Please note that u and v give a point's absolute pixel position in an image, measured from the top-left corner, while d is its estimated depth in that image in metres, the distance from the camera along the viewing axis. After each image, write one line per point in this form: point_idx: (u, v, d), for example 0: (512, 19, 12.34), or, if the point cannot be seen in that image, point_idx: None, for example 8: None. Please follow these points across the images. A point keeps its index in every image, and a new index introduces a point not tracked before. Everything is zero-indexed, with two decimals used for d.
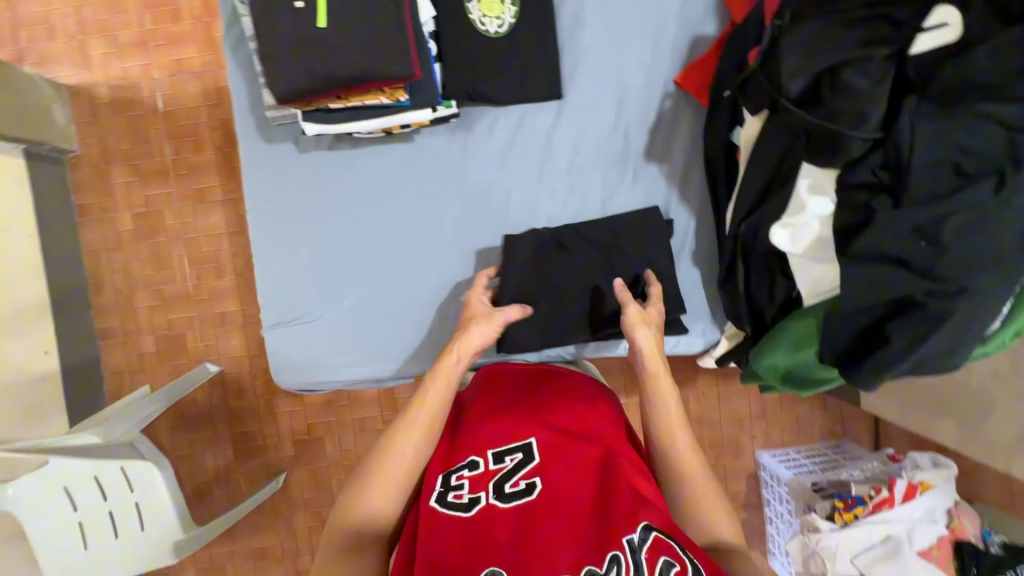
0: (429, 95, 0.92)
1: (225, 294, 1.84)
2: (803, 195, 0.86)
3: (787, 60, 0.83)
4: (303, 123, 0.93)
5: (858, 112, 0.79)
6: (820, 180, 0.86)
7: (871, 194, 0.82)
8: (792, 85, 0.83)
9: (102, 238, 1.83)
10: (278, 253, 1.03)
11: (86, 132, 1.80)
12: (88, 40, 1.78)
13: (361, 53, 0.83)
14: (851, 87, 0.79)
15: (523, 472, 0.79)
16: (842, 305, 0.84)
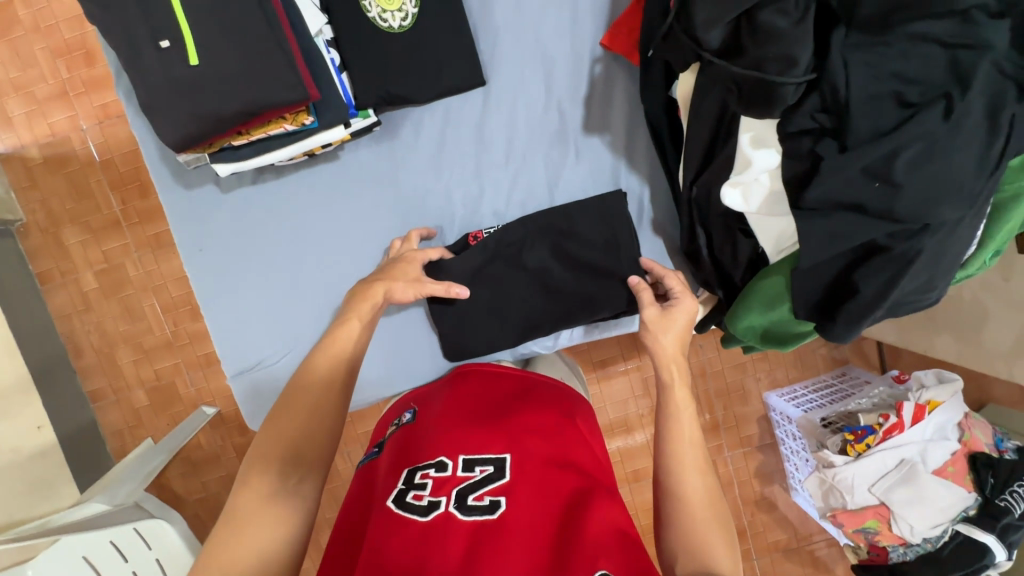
0: (337, 112, 0.87)
1: (205, 334, 1.81)
2: (746, 151, 0.81)
3: (701, 9, 0.75)
4: (215, 166, 0.90)
5: (785, 56, 0.70)
6: (762, 132, 0.81)
7: (815, 139, 0.76)
8: (711, 36, 0.75)
9: (69, 302, 1.79)
10: (224, 300, 0.99)
11: (27, 197, 1.74)
12: (5, 102, 1.70)
13: (249, 86, 0.80)
14: (772, 30, 0.70)
15: (490, 487, 0.73)
16: (802, 262, 0.79)
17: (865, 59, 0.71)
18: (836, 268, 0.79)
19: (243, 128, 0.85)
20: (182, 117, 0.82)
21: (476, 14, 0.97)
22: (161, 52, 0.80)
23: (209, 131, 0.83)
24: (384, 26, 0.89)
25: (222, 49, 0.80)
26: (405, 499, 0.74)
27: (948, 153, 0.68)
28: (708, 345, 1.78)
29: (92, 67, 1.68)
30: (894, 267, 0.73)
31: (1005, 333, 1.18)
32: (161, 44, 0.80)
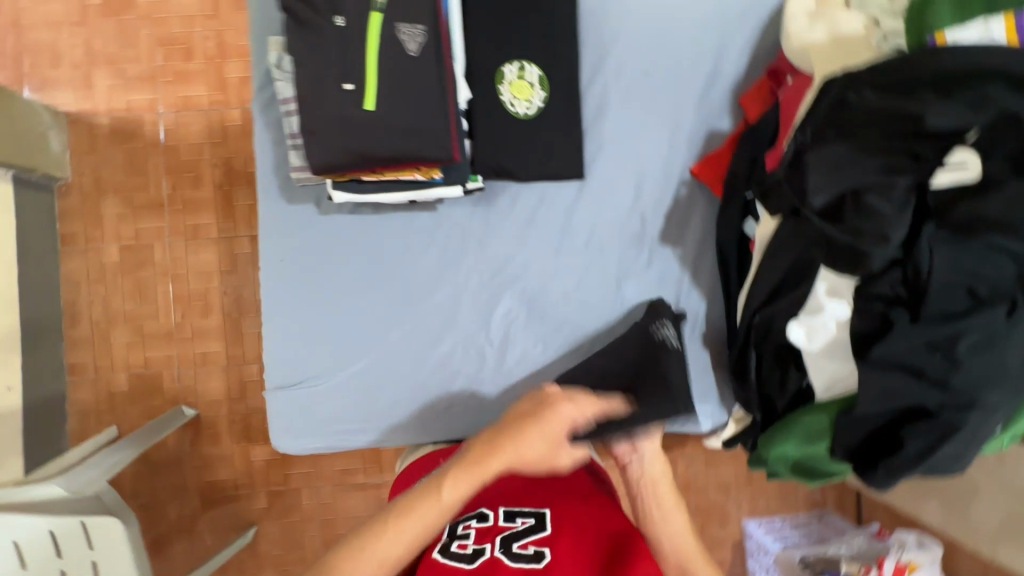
0: (463, 174, 0.89)
1: (211, 333, 1.78)
2: (820, 297, 0.83)
3: (812, 176, 0.76)
4: (334, 191, 0.88)
5: (880, 234, 0.72)
6: (837, 283, 0.82)
7: (888, 305, 0.77)
8: (816, 200, 0.76)
9: (84, 269, 1.76)
10: (291, 313, 0.95)
11: (81, 160, 1.76)
12: (94, 71, 1.77)
13: (409, 136, 0.78)
14: (873, 212, 0.72)
15: (532, 537, 0.86)
16: (859, 409, 0.81)
17: (951, 246, 0.71)
18: (878, 420, 0.80)
19: (379, 168, 0.82)
20: (335, 147, 0.79)
21: (591, 119, 1.00)
22: (344, 94, 0.78)
23: (346, 163, 0.80)
24: (511, 110, 0.95)
25: (395, 95, 0.79)
26: (451, 547, 0.86)
27: (1004, 346, 0.70)
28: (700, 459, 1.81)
29: (188, 62, 1.78)
30: (937, 435, 0.74)
31: (994, 514, 1.23)
32: (343, 86, 0.78)
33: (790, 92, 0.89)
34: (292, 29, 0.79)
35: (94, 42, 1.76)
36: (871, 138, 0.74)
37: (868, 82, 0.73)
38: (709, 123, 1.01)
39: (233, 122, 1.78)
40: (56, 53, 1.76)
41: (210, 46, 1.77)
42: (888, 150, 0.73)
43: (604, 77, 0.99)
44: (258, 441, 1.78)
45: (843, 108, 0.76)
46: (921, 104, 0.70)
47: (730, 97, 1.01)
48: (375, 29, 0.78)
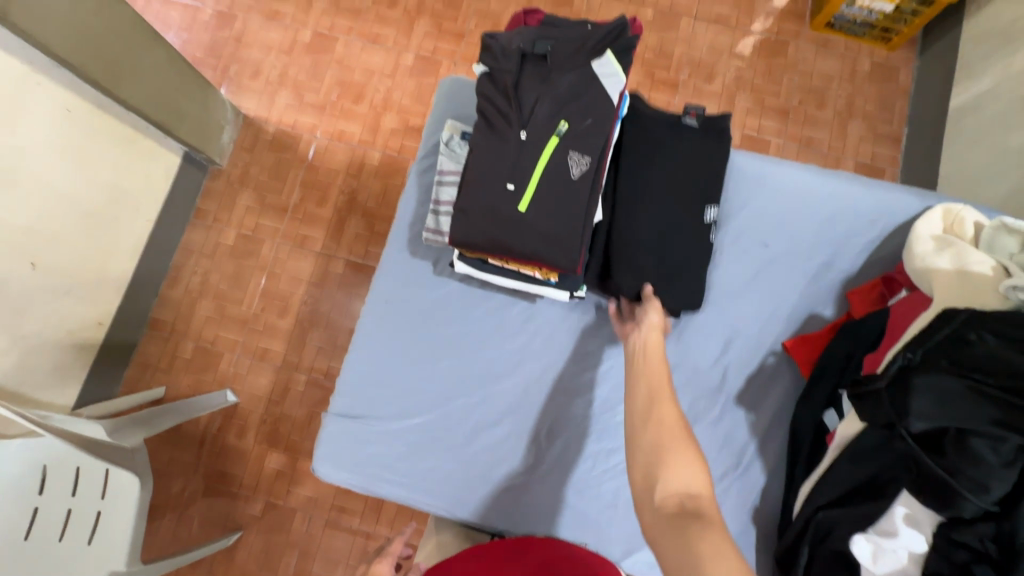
0: (574, 283, 0.96)
1: (278, 333, 1.89)
2: (895, 520, 0.78)
3: (918, 399, 0.75)
4: (458, 262, 0.97)
5: (980, 482, 0.71)
6: (918, 513, 0.78)
7: (974, 557, 0.72)
8: (915, 424, 0.75)
9: (200, 242, 1.96)
10: (376, 350, 1.02)
11: (238, 155, 2.03)
12: (280, 90, 2.08)
13: (543, 241, 0.85)
14: (976, 457, 0.71)
15: None
16: None
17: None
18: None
19: (504, 257, 0.89)
20: (478, 230, 0.86)
21: None
22: (503, 191, 0.86)
23: (487, 247, 0.87)
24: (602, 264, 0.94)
25: (544, 206, 0.86)
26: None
27: None
28: None
29: (355, 104, 2.05)
30: None
31: None
32: (506, 185, 0.86)
33: (900, 306, 0.91)
34: (479, 127, 0.90)
35: (289, 69, 2.09)
36: (981, 385, 0.74)
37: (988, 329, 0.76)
38: (813, 308, 1.03)
39: (371, 162, 2.01)
40: (257, 69, 2.09)
41: (377, 97, 2.05)
42: (1002, 402, 0.72)
43: (723, 236, 1.06)
44: (277, 448, 1.82)
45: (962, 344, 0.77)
46: None
47: (839, 289, 1.04)
48: (549, 148, 0.86)
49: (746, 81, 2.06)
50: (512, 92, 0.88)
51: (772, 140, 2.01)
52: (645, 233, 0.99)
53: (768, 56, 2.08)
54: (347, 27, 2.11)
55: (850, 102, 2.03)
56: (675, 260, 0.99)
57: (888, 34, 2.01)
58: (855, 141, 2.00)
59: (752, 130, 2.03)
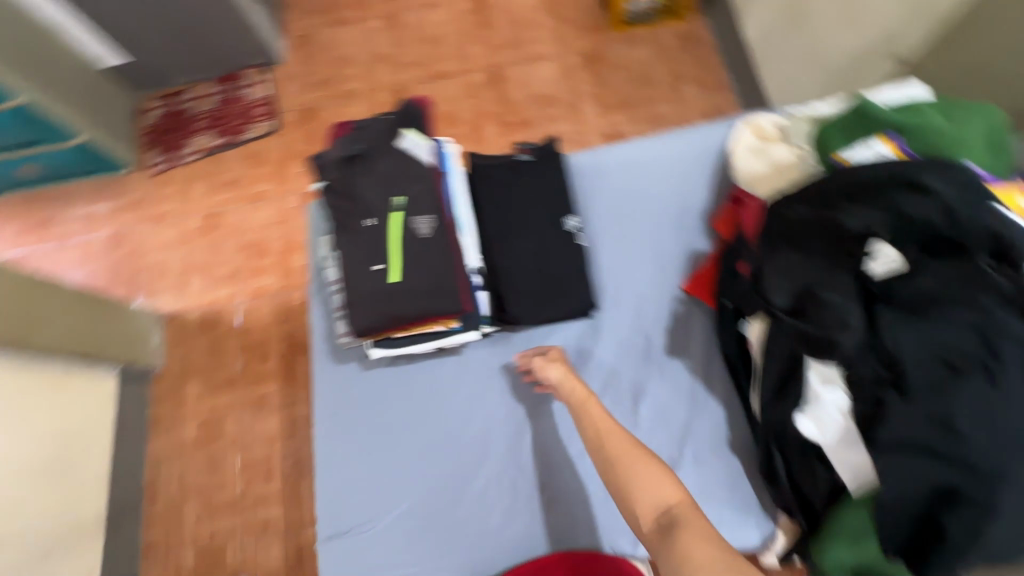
0: (476, 319, 1.03)
1: (272, 498, 1.86)
2: (816, 388, 0.89)
3: (773, 279, 0.92)
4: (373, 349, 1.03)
5: (842, 320, 0.85)
6: (828, 373, 0.89)
7: (880, 387, 0.83)
8: (779, 298, 0.91)
9: (165, 447, 1.95)
10: (339, 463, 1.05)
11: (173, 351, 2.07)
12: (189, 277, 2.17)
13: (426, 298, 0.94)
14: (829, 302, 0.87)
15: None
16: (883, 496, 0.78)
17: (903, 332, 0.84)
18: (918, 501, 0.77)
19: (408, 325, 0.97)
20: (371, 315, 0.94)
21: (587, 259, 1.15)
22: (372, 273, 0.95)
23: (380, 326, 0.95)
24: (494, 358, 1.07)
25: (414, 270, 0.95)
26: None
27: (1001, 413, 0.75)
28: None
29: (262, 259, 2.16)
30: (976, 515, 0.72)
31: None
32: (374, 267, 0.95)
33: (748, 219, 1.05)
34: (335, 231, 1.01)
35: (192, 256, 2.19)
36: (808, 246, 0.92)
37: (799, 206, 0.94)
38: (691, 251, 1.15)
39: (297, 302, 2.09)
40: (162, 269, 2.19)
41: (279, 244, 2.16)
42: (826, 255, 0.91)
43: (591, 226, 1.17)
44: None
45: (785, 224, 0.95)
46: (840, 214, 0.90)
47: (703, 225, 1.16)
48: (396, 222, 0.97)
49: (584, 93, 2.30)
50: (348, 191, 0.99)
51: (627, 129, 2.23)
52: (519, 253, 1.08)
53: (591, 67, 2.34)
54: (230, 198, 2.26)
55: (674, 73, 2.29)
56: (554, 264, 1.08)
57: (674, 9, 2.32)
58: (694, 100, 2.24)
59: (608, 129, 2.25)
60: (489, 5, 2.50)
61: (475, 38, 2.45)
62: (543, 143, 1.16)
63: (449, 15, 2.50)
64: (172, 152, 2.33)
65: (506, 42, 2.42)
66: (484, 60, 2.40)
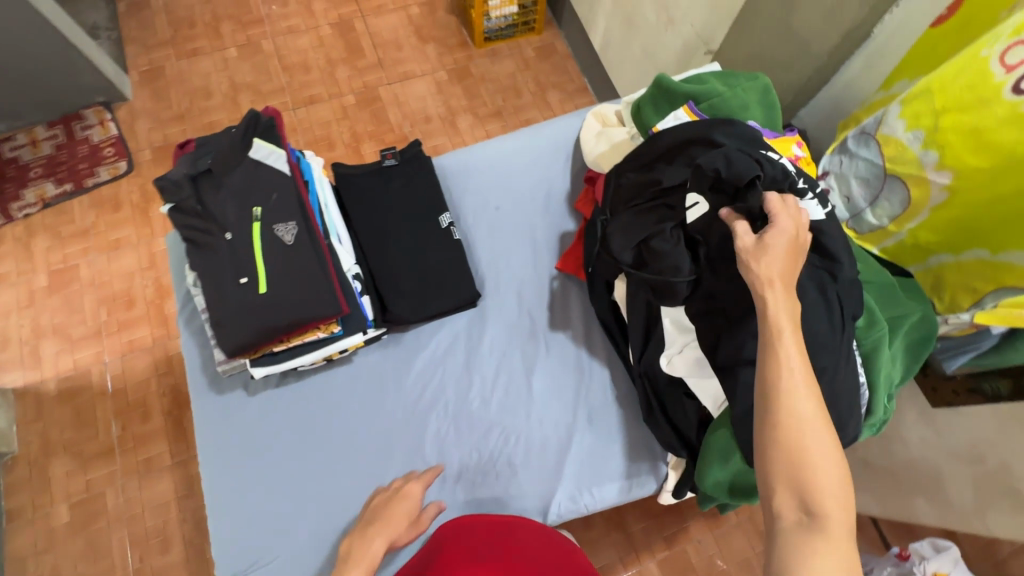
0: (359, 321, 1.02)
1: (174, 570, 1.67)
2: (670, 331, 1.01)
3: (615, 241, 1.03)
4: (251, 368, 0.98)
5: (673, 266, 0.96)
6: (677, 316, 1.01)
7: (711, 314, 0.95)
8: (624, 255, 1.03)
9: (30, 542, 1.68)
10: (231, 499, 0.99)
11: (29, 429, 1.80)
12: (41, 343, 1.91)
13: (298, 304, 0.92)
14: (664, 251, 0.97)
15: None
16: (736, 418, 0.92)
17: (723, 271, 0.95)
18: None
19: (285, 337, 0.96)
20: (242, 330, 0.92)
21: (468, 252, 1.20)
22: (240, 288, 0.93)
23: (255, 340, 0.93)
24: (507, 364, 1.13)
25: (281, 278, 0.93)
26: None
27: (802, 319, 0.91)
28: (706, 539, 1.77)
29: (130, 310, 1.96)
30: None
31: (961, 493, 1.21)
32: (240, 280, 0.93)
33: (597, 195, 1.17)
34: (193, 252, 0.97)
35: (41, 318, 1.94)
36: (639, 203, 1.05)
37: (629, 172, 1.07)
38: (560, 232, 1.23)
39: (177, 350, 1.92)
40: (4, 338, 1.91)
41: (149, 292, 1.98)
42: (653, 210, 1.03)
43: (464, 221, 1.22)
44: None
45: (621, 187, 1.08)
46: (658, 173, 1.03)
47: (568, 207, 1.26)
48: (257, 232, 0.95)
49: (457, 107, 2.39)
50: (204, 209, 0.96)
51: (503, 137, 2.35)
52: (396, 254, 1.11)
53: (461, 81, 2.44)
54: (83, 250, 2.03)
55: (538, 82, 2.45)
56: (432, 260, 1.12)
57: (530, 24, 2.49)
58: (559, 105, 2.41)
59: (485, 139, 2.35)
60: (353, 29, 2.51)
61: (342, 61, 2.44)
62: (406, 147, 1.19)
63: (311, 41, 2.47)
64: (3, 207, 2.06)
65: (374, 63, 2.45)
66: (354, 82, 2.41)
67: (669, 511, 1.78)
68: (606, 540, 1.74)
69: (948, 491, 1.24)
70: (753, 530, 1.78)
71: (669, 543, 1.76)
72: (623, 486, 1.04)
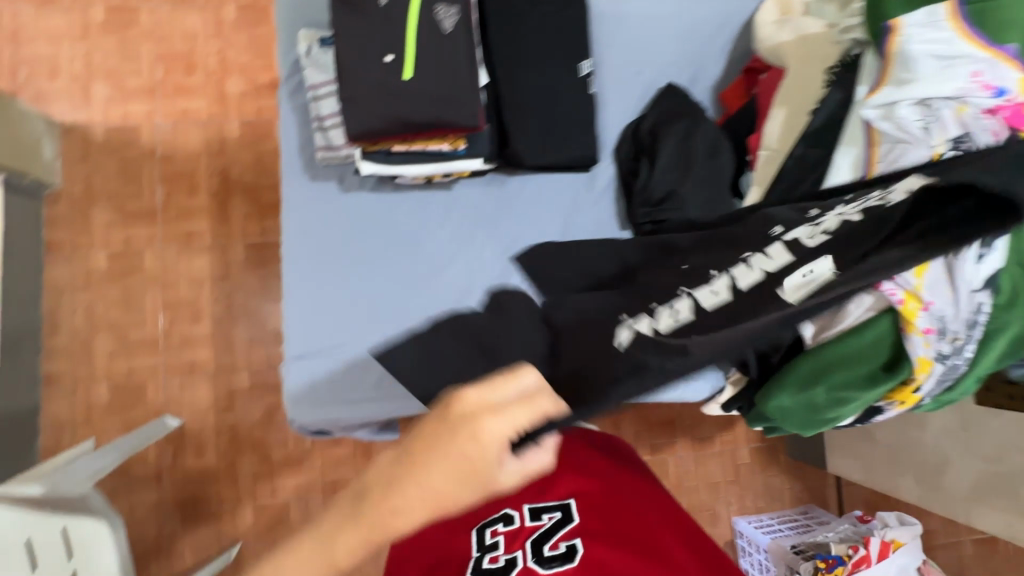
0: (482, 148, 1.04)
1: (200, 340, 1.75)
2: None
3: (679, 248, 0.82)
4: (361, 161, 1.02)
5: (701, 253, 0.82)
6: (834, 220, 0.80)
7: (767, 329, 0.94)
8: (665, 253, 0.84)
9: (68, 276, 1.72)
10: (308, 286, 1.05)
11: (73, 168, 1.76)
12: (93, 83, 1.79)
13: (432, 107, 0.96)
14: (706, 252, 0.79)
15: (562, 532, 0.93)
16: (828, 348, 0.85)
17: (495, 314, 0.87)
18: (880, 350, 0.82)
19: (410, 137, 1.00)
20: (369, 116, 0.96)
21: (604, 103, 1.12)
22: (384, 65, 0.96)
23: (383, 129, 0.97)
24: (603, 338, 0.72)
25: (430, 69, 0.96)
26: (482, 563, 0.91)
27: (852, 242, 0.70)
28: (688, 456, 1.89)
29: (188, 76, 1.83)
30: (895, 346, 0.81)
31: (960, 481, 1.30)
32: (386, 57, 0.96)
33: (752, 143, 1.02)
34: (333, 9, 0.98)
35: (94, 55, 1.80)
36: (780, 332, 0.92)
37: (686, 123, 1.03)
38: (667, 83, 1.12)
39: (232, 134, 1.82)
40: (54, 66, 1.78)
41: (211, 62, 1.83)
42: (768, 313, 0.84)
43: (604, 73, 1.14)
44: (245, 452, 1.73)
45: (680, 140, 1.02)
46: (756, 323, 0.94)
47: (710, 97, 1.16)
48: (417, 9, 0.97)
49: None
50: None
51: None
52: (525, 94, 1.05)
53: None
54: None
55: None
56: (552, 137, 1.06)
57: None
58: None
59: None
60: None
61: None
62: None
63: None
64: None
65: None
66: None
67: (663, 423, 1.89)
68: None
69: (944, 477, 1.33)
70: (730, 461, 1.90)
71: (653, 450, 1.87)
72: (682, 386, 1.07)
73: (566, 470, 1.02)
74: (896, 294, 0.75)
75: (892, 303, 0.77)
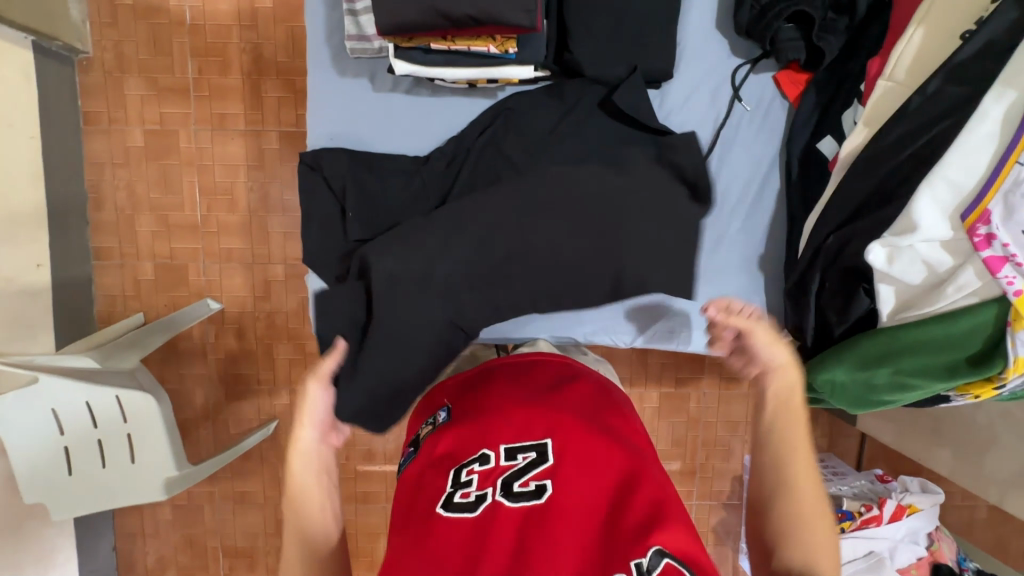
0: (535, 52, 0.94)
1: (236, 229, 1.75)
2: (916, 213, 0.77)
3: None
4: (394, 60, 0.95)
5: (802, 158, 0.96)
6: (957, 181, 0.76)
7: (852, 289, 0.89)
8: None
9: (107, 151, 1.70)
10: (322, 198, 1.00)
11: (102, 33, 1.66)
12: None
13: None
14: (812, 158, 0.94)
15: (535, 472, 0.71)
16: (905, 333, 0.82)
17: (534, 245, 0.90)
18: (977, 340, 0.77)
19: (450, 35, 0.91)
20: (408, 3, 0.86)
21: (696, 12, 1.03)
22: None
23: (419, 22, 0.87)
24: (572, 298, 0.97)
25: None
26: (453, 498, 0.70)
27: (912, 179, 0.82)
28: (714, 394, 1.86)
29: None
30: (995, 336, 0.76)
31: (1005, 465, 1.22)
32: None
33: (871, 69, 0.93)
34: None
35: None
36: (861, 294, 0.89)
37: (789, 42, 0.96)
38: None
39: (263, 4, 1.65)
40: None
41: None
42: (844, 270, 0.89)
43: None
44: (280, 339, 1.80)
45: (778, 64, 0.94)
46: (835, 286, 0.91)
47: None
48: None
49: None
50: None
51: None
52: None
53: None
54: None
55: None
56: None
57: None
58: None
59: None
60: None
61: None
62: None
63: None
64: None
65: None
66: None
67: (693, 358, 1.84)
68: (625, 359, 1.82)
69: (988, 458, 1.26)
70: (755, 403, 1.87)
71: (678, 383, 1.85)
72: None
73: (534, 405, 0.79)
74: (1012, 282, 0.72)
75: (1005, 293, 0.73)
